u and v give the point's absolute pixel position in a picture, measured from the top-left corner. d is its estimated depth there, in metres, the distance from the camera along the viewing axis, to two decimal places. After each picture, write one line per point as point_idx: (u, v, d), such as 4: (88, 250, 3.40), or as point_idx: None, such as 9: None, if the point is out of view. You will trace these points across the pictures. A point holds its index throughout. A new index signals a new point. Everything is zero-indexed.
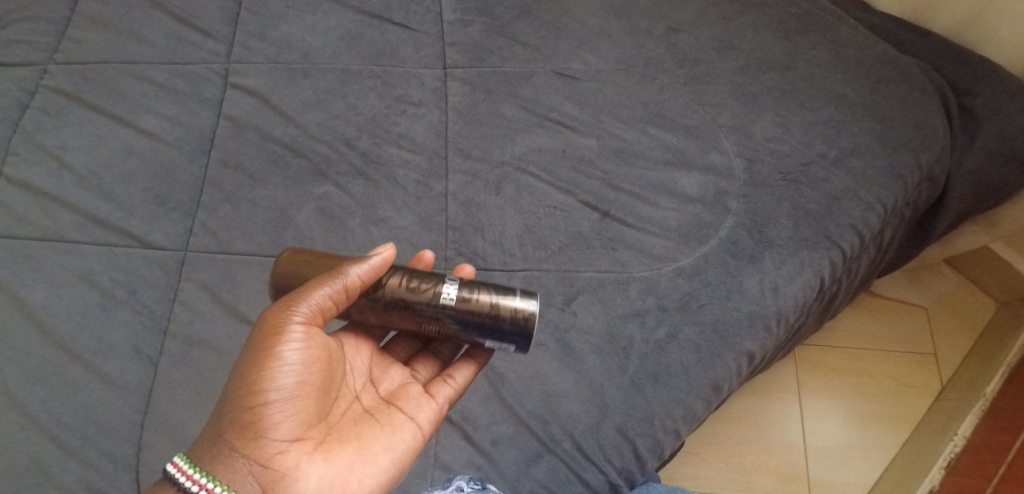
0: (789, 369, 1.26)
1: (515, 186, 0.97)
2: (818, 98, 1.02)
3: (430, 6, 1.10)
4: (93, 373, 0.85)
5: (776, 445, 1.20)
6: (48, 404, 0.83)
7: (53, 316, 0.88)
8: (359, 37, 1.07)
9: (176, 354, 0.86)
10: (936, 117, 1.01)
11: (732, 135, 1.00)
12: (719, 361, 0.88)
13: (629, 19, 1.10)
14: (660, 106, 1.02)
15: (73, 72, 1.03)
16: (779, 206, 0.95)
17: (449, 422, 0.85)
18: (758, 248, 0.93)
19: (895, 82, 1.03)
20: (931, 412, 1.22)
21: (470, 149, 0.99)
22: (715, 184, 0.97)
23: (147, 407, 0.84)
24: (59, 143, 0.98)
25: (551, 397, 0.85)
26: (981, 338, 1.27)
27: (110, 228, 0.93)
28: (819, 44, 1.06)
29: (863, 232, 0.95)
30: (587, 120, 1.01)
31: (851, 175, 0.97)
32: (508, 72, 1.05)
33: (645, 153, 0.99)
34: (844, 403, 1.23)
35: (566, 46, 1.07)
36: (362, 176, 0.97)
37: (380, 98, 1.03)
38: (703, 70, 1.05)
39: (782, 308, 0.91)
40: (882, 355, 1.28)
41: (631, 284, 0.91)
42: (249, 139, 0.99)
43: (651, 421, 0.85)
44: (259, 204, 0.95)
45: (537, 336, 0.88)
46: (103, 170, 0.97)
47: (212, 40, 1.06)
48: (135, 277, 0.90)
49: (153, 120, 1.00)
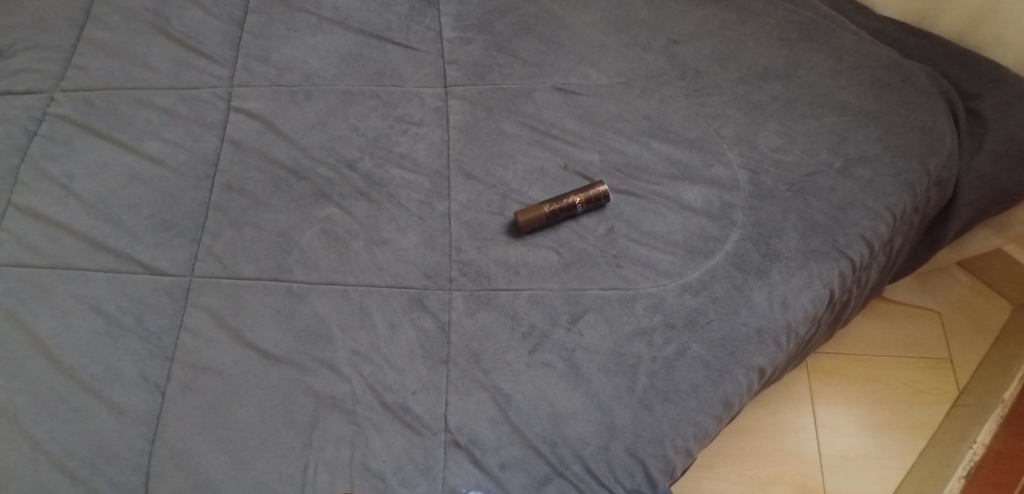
0: (801, 379, 1.25)
1: (519, 205, 0.97)
2: (822, 106, 1.01)
3: (429, 24, 1.10)
4: (102, 402, 0.85)
5: (790, 457, 1.18)
6: (58, 435, 0.84)
7: (62, 346, 0.88)
8: (360, 58, 1.07)
9: (183, 381, 0.86)
10: (943, 122, 1.00)
11: (735, 146, 0.99)
12: (729, 377, 0.87)
13: (629, 31, 1.09)
14: (663, 118, 1.02)
15: (79, 99, 1.03)
16: (785, 217, 0.94)
17: (457, 445, 0.84)
18: (765, 261, 0.92)
19: (900, 88, 1.01)
20: (948, 419, 1.20)
21: (473, 168, 0.99)
22: (720, 197, 0.96)
23: (155, 435, 0.84)
24: (65, 170, 0.99)
25: (559, 418, 0.85)
26: (996, 341, 1.26)
27: (117, 256, 0.93)
28: (821, 51, 1.05)
29: (872, 241, 0.94)
30: (589, 135, 1.01)
31: (858, 183, 0.96)
32: (508, 89, 1.05)
33: (649, 167, 0.99)
34: (859, 412, 1.22)
35: (567, 60, 1.07)
36: (365, 197, 0.97)
37: (382, 118, 1.02)
38: (705, 82, 1.04)
39: (791, 321, 0.90)
40: (896, 361, 1.26)
41: (638, 301, 0.90)
42: (253, 163, 0.99)
43: (661, 440, 0.85)
44: (263, 228, 0.95)
45: (543, 357, 0.88)
46: (108, 196, 0.97)
47: (214, 64, 1.06)
48: (142, 305, 0.90)
49: (158, 145, 1.00)
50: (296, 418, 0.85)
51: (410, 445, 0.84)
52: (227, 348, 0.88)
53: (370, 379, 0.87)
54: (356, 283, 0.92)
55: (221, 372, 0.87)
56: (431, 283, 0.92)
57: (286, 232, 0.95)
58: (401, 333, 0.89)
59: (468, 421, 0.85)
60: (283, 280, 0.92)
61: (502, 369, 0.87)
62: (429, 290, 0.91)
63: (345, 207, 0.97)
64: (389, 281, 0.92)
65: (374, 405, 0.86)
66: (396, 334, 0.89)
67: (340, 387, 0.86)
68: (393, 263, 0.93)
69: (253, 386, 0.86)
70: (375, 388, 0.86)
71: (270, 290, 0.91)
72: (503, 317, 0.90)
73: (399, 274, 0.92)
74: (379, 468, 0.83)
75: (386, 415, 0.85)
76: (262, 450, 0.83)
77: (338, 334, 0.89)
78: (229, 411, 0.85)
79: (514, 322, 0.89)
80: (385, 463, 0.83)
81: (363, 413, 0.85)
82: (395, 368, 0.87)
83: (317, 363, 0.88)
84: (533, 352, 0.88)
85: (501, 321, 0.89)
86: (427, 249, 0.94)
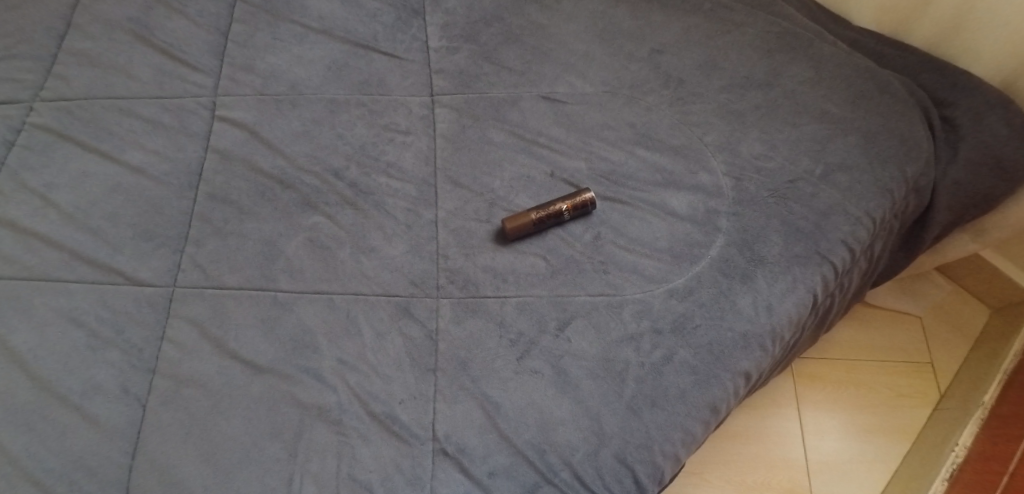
0: (787, 384, 1.26)
1: (506, 212, 0.97)
2: (802, 114, 1.03)
3: (415, 34, 1.11)
4: (81, 416, 0.83)
5: (777, 462, 1.19)
6: (34, 451, 0.82)
7: (40, 359, 0.86)
8: (346, 67, 1.07)
9: (165, 394, 0.85)
10: (920, 129, 1.02)
11: (719, 154, 1.00)
12: (715, 382, 0.88)
13: (614, 41, 1.10)
14: (648, 126, 1.03)
15: (59, 108, 1.02)
16: (768, 223, 0.95)
17: (445, 454, 0.83)
18: (750, 266, 0.93)
19: (877, 97, 1.04)
20: (930, 422, 1.22)
21: (460, 176, 0.99)
22: (705, 204, 0.97)
23: (136, 448, 0.82)
24: (44, 180, 0.97)
25: (548, 425, 0.85)
26: (975, 345, 1.28)
27: (98, 267, 0.92)
28: (801, 61, 1.07)
29: (853, 246, 0.95)
30: (575, 143, 1.02)
31: (839, 190, 0.97)
32: (494, 98, 1.05)
33: (635, 174, 1.00)
34: (844, 416, 1.23)
35: (553, 70, 1.08)
36: (351, 205, 0.97)
37: (368, 127, 1.03)
38: (689, 90, 1.06)
39: (776, 326, 0.91)
40: (878, 366, 1.28)
41: (624, 306, 0.91)
42: (237, 172, 0.99)
43: (649, 446, 0.85)
44: (248, 237, 0.94)
45: (531, 364, 0.88)
46: (89, 207, 0.95)
47: (199, 74, 1.06)
48: (123, 316, 0.89)
49: (141, 154, 0.99)
50: (281, 429, 0.84)
51: (397, 455, 0.83)
52: (210, 359, 0.87)
53: (357, 388, 0.86)
54: (343, 292, 0.91)
55: (204, 383, 0.86)
56: (419, 291, 0.91)
57: (271, 241, 0.94)
58: (388, 342, 0.89)
59: (456, 429, 0.84)
60: (269, 289, 0.91)
61: (491, 377, 0.87)
62: (416, 298, 0.91)
63: (331, 215, 0.96)
64: (376, 290, 0.92)
65: (362, 416, 0.85)
66: (383, 342, 0.89)
67: (327, 397, 0.85)
68: (381, 272, 0.93)
69: (237, 398, 0.85)
70: (362, 398, 0.86)
71: (255, 300, 0.90)
72: (491, 324, 0.90)
73: (386, 282, 0.92)
74: (366, 478, 0.82)
75: (373, 425, 0.85)
76: (246, 462, 0.82)
77: (324, 344, 0.88)
78: (212, 423, 0.84)
79: (502, 330, 0.89)
80: (372, 474, 0.82)
81: (349, 423, 0.84)
82: (382, 377, 0.87)
83: (302, 373, 0.87)
84: (521, 359, 0.88)
85: (488, 328, 0.89)
86: (415, 257, 0.93)
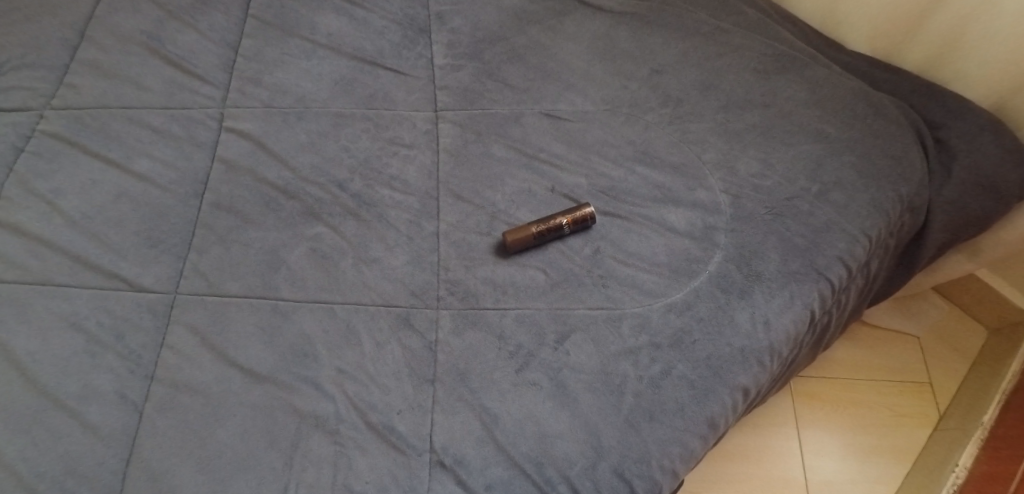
0: (785, 403, 1.26)
1: (506, 225, 0.98)
2: (798, 134, 1.05)
3: (421, 51, 1.13)
4: (77, 421, 0.83)
5: (776, 482, 1.18)
6: (27, 456, 0.81)
7: (38, 364, 0.86)
8: (352, 82, 1.10)
9: (163, 401, 0.85)
10: (914, 150, 1.04)
11: (717, 172, 1.02)
12: (714, 397, 0.88)
13: (615, 62, 1.13)
14: (647, 144, 1.05)
15: (69, 117, 1.04)
16: (765, 240, 0.96)
17: (442, 466, 0.83)
18: (748, 282, 0.94)
19: (871, 118, 1.06)
20: (930, 443, 1.22)
21: (461, 189, 1.01)
22: (703, 220, 0.98)
23: (131, 455, 0.82)
24: (51, 186, 0.98)
25: (546, 438, 0.84)
26: (973, 366, 1.29)
27: (100, 272, 0.92)
28: (797, 83, 1.10)
29: (850, 263, 0.97)
30: (575, 160, 1.04)
31: (834, 208, 0.99)
32: (496, 114, 1.08)
33: (634, 190, 1.01)
34: (843, 436, 1.23)
35: (554, 88, 1.10)
36: (353, 216, 0.98)
37: (372, 140, 1.04)
38: (687, 110, 1.08)
39: (774, 341, 0.91)
40: (877, 386, 1.28)
41: (623, 320, 0.91)
42: (242, 182, 1.00)
43: (647, 461, 0.85)
44: (250, 246, 0.95)
45: (530, 376, 0.88)
46: (94, 213, 0.96)
47: (208, 86, 1.08)
48: (123, 322, 0.89)
49: (148, 163, 1.00)
50: (278, 438, 0.83)
51: (393, 465, 0.83)
52: (209, 366, 0.87)
53: (356, 398, 0.86)
54: (343, 301, 0.92)
55: (202, 390, 0.86)
56: (420, 302, 0.92)
57: (274, 250, 0.95)
58: (387, 352, 0.89)
59: (454, 441, 0.84)
60: (270, 298, 0.92)
61: (490, 388, 0.87)
62: (416, 309, 0.92)
63: (334, 226, 0.97)
64: (376, 300, 0.92)
65: (359, 425, 0.85)
66: (382, 352, 0.89)
67: (324, 406, 0.85)
68: (381, 281, 0.93)
69: (235, 406, 0.85)
70: (360, 407, 0.86)
71: (256, 308, 0.91)
72: (490, 336, 0.90)
73: (386, 292, 0.93)
74: (362, 489, 0.81)
75: (370, 435, 0.84)
76: (242, 470, 0.82)
77: (323, 352, 0.88)
78: (208, 431, 0.83)
79: (502, 342, 0.90)
80: (367, 484, 0.82)
81: (346, 433, 0.84)
82: (381, 387, 0.87)
83: (301, 381, 0.87)
84: (519, 371, 0.88)
85: (488, 340, 0.90)
86: (415, 268, 0.94)
